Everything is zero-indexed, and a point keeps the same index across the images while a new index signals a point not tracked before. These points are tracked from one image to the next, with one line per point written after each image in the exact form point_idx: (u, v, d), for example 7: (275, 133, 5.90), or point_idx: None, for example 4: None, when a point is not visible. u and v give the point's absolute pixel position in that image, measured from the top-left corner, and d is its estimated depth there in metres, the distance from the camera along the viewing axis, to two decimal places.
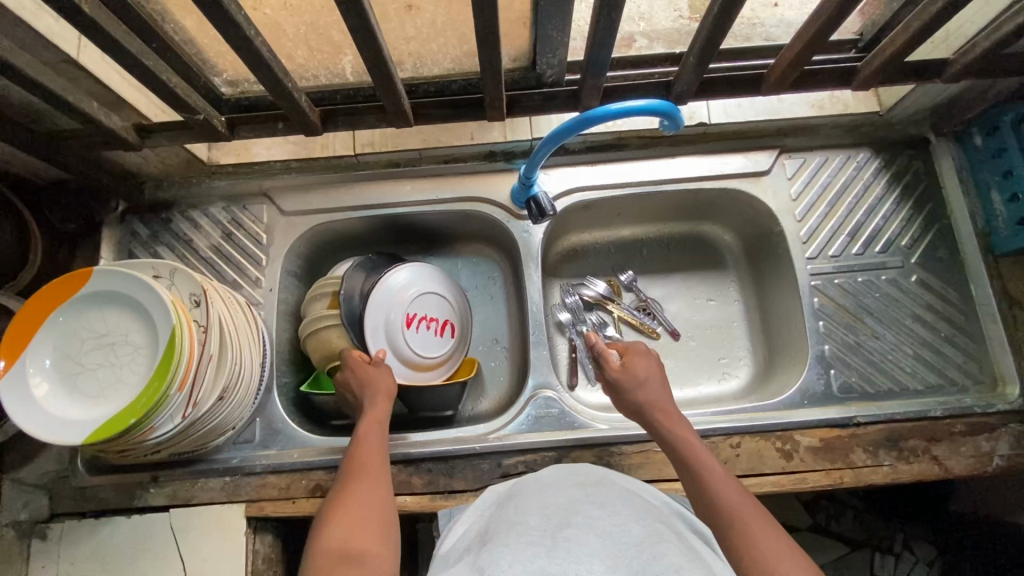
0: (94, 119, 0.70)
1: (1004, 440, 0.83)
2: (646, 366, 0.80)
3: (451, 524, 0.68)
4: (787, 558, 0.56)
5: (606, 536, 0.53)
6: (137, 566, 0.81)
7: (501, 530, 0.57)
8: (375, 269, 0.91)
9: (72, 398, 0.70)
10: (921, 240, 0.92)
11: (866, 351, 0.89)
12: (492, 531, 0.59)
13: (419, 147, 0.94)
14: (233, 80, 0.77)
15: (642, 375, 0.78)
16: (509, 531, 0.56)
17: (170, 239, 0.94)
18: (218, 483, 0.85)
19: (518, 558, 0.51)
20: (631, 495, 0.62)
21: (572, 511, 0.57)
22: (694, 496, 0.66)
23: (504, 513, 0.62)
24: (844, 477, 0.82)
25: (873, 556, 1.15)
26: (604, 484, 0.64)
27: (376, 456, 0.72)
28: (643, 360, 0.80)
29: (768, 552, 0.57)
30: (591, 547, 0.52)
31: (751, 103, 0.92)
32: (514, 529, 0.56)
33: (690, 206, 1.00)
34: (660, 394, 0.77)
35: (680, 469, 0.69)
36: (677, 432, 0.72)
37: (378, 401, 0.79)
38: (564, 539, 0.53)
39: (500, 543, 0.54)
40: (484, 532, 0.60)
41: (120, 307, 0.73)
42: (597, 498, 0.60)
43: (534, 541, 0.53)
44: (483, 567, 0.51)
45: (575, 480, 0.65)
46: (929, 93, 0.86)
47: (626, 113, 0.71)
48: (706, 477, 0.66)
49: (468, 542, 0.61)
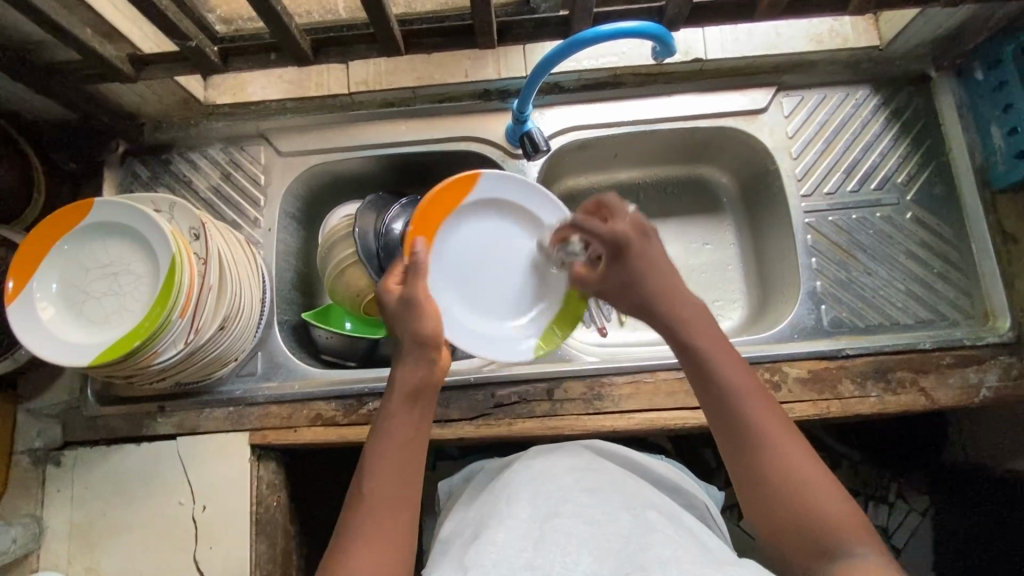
0: (88, 47, 0.70)
1: (993, 371, 0.83)
2: (639, 259, 0.71)
3: (459, 508, 0.71)
4: (829, 497, 0.57)
5: (594, 524, 0.56)
6: (147, 490, 0.85)
7: (495, 519, 0.60)
8: (387, 205, 0.95)
9: (78, 323, 0.73)
10: (918, 176, 0.92)
11: (858, 287, 0.90)
12: (487, 518, 0.62)
13: (414, 85, 0.93)
14: (228, 17, 0.80)
15: (626, 278, 0.71)
16: (500, 521, 0.59)
17: (170, 180, 0.96)
18: (222, 413, 0.88)
19: (504, 554, 0.54)
20: (625, 481, 0.65)
21: (561, 501, 0.60)
22: (715, 411, 0.63)
23: (497, 498, 0.65)
24: (832, 406, 0.83)
25: (868, 505, 1.18)
26: (596, 469, 0.67)
27: (405, 448, 0.64)
28: (627, 262, 0.72)
29: (796, 470, 0.58)
30: (579, 537, 0.55)
31: (749, 37, 0.91)
32: (505, 521, 0.59)
33: (687, 147, 1.00)
34: (657, 280, 0.70)
35: (695, 375, 0.65)
36: (683, 326, 0.67)
37: (425, 364, 0.68)
38: (553, 531, 0.56)
39: (491, 532, 0.58)
40: (480, 521, 0.63)
41: (121, 239, 0.75)
42: (587, 485, 0.63)
43: (523, 535, 0.56)
44: (471, 558, 0.55)
45: (569, 464, 0.68)
46: (932, 21, 0.84)
47: (615, 35, 0.71)
48: (727, 382, 0.63)
49: (464, 529, 0.65)
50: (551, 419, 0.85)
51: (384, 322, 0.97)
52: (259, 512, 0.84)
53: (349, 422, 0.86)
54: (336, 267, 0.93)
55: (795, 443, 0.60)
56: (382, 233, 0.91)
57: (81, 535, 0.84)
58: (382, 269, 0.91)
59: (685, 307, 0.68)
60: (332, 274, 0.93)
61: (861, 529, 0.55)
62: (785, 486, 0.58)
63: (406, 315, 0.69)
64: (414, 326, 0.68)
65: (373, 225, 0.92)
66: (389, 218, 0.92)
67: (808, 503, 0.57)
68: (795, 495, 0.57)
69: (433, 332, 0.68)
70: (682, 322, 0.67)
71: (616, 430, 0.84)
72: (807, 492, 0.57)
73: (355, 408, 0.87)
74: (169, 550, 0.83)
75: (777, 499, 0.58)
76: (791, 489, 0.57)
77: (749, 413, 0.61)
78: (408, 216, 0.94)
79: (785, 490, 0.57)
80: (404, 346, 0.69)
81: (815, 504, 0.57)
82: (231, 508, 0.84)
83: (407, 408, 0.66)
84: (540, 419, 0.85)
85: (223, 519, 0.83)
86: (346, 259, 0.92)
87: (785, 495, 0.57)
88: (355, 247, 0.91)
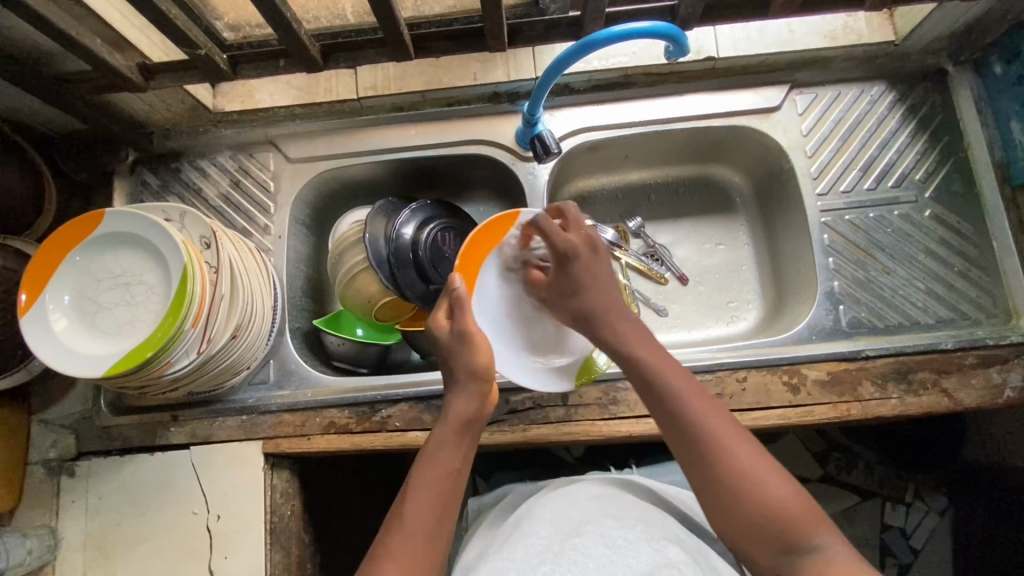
0: (97, 57, 0.70)
1: (1017, 371, 0.81)
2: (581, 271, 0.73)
3: (478, 536, 0.73)
4: (778, 481, 0.59)
5: (614, 547, 0.56)
6: (162, 500, 0.85)
7: (515, 539, 0.61)
8: (398, 210, 0.94)
9: (89, 334, 0.73)
10: (936, 173, 0.90)
11: (877, 287, 0.88)
12: (505, 541, 0.62)
13: (422, 88, 0.93)
14: (235, 24, 0.78)
15: (571, 287, 0.74)
16: (520, 542, 0.60)
17: (179, 188, 0.95)
18: (235, 421, 0.87)
19: (521, 571, 0.55)
20: (651, 512, 0.65)
21: (583, 523, 0.61)
22: (658, 412, 0.65)
23: (520, 522, 0.65)
24: (853, 409, 0.82)
25: (884, 506, 1.17)
26: (619, 499, 0.67)
27: (449, 480, 0.64)
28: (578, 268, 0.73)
29: (746, 462, 0.60)
30: (596, 561, 0.55)
31: (761, 35, 0.90)
32: (525, 541, 0.60)
33: (699, 146, 0.99)
34: (594, 296, 0.72)
35: (643, 387, 0.67)
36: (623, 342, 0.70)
37: (474, 395, 0.68)
38: (570, 550, 0.56)
39: (510, 552, 0.59)
40: (502, 542, 0.64)
41: (134, 249, 0.74)
42: (611, 510, 0.63)
43: (541, 554, 0.57)
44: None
45: (592, 493, 0.67)
46: (949, 16, 0.82)
47: (628, 35, 0.70)
48: (668, 387, 0.65)
49: (485, 551, 0.65)
50: (566, 425, 0.84)
51: (395, 327, 0.98)
52: (274, 521, 0.84)
53: (363, 429, 0.86)
54: (348, 272, 0.92)
55: (740, 440, 0.62)
56: (393, 240, 0.90)
57: (95, 546, 0.84)
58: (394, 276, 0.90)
59: (624, 322, 0.71)
60: (343, 280, 0.92)
61: (819, 522, 0.57)
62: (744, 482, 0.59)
63: (455, 348, 0.70)
64: (468, 361, 0.69)
65: (383, 231, 0.91)
66: (399, 224, 0.91)
67: (765, 496, 0.58)
68: (752, 491, 0.59)
69: (486, 368, 0.69)
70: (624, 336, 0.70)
71: (632, 435, 0.83)
72: (762, 483, 0.59)
73: (368, 416, 0.86)
74: (183, 560, 0.83)
75: (733, 496, 0.59)
76: (745, 484, 0.59)
77: (702, 420, 0.62)
78: (418, 221, 0.93)
79: (737, 488, 0.59)
80: (458, 379, 0.70)
81: (766, 489, 0.59)
82: (245, 518, 0.83)
83: (454, 441, 0.66)
84: (555, 425, 0.84)
85: (238, 528, 0.83)
86: (358, 266, 0.92)
87: (744, 484, 0.59)
88: (366, 254, 0.90)
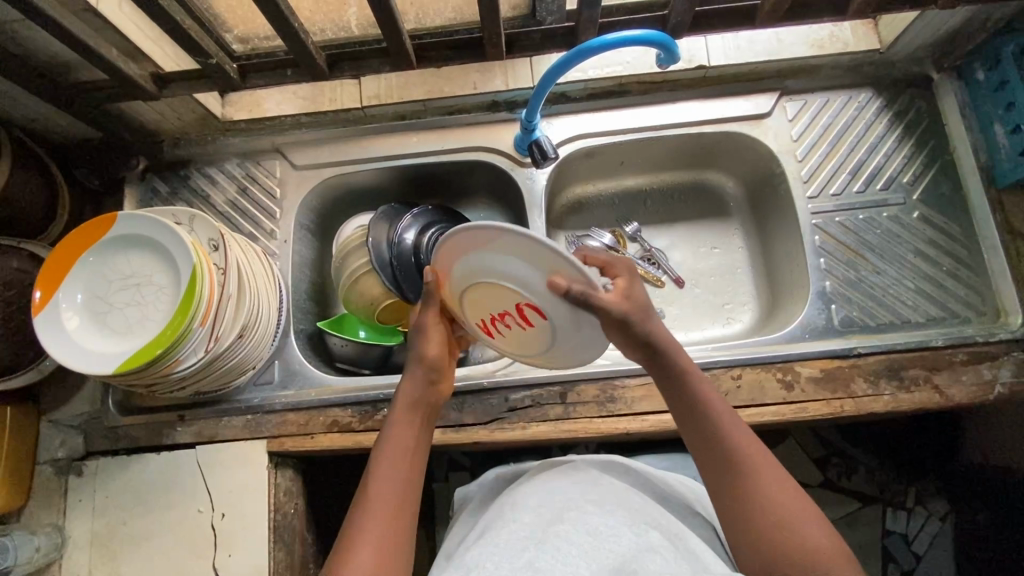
0: (113, 66, 0.73)
1: (1007, 367, 0.83)
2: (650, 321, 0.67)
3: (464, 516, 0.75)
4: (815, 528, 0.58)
5: (594, 535, 0.58)
6: (167, 499, 0.86)
7: (498, 523, 0.64)
8: (400, 215, 0.97)
9: (101, 333, 0.75)
10: (923, 176, 0.93)
11: (868, 287, 0.90)
12: (489, 526, 0.65)
13: (424, 97, 0.96)
14: (243, 36, 0.81)
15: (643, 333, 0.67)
16: (504, 525, 0.63)
17: (188, 195, 0.98)
18: (240, 421, 0.89)
19: (504, 556, 0.57)
20: (632, 496, 0.67)
21: (565, 508, 0.63)
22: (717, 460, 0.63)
23: (503, 505, 0.68)
24: (846, 405, 0.83)
25: (885, 511, 1.16)
26: (602, 483, 0.68)
27: (405, 461, 0.67)
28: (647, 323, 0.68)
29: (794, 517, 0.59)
30: (578, 548, 0.57)
31: (751, 44, 0.93)
32: (508, 525, 0.62)
33: (693, 152, 1.01)
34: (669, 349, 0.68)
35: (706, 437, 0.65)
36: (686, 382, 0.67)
37: (424, 381, 0.72)
38: (552, 536, 0.58)
39: (493, 535, 0.62)
40: (484, 526, 0.66)
41: (144, 250, 0.77)
42: (593, 496, 0.65)
43: (525, 537, 0.59)
44: (472, 560, 0.58)
45: (575, 477, 0.69)
46: (930, 24, 0.86)
47: (621, 43, 0.73)
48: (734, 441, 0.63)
49: (469, 537, 0.68)
50: (565, 423, 0.85)
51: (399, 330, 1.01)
52: (277, 519, 0.85)
53: (366, 428, 0.87)
54: (352, 276, 0.94)
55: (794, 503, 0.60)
56: (395, 244, 0.93)
57: (101, 544, 0.85)
58: (396, 278, 0.92)
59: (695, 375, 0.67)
60: (347, 282, 0.94)
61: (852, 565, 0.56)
62: (779, 533, 0.58)
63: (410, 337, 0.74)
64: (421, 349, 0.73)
65: (385, 235, 0.93)
66: (401, 229, 0.94)
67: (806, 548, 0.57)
68: (792, 543, 0.57)
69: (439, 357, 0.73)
70: (684, 372, 0.67)
71: (629, 433, 0.85)
72: (799, 533, 0.58)
73: (370, 414, 0.88)
74: (187, 558, 0.84)
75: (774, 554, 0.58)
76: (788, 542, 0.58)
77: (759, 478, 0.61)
78: (419, 226, 0.96)
79: (775, 545, 0.58)
80: (409, 366, 0.73)
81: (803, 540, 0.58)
82: (248, 516, 0.84)
83: (404, 424, 0.70)
84: (553, 423, 0.85)
85: (241, 525, 0.84)
86: (361, 268, 0.94)
87: (787, 538, 0.58)
88: (369, 257, 0.92)
